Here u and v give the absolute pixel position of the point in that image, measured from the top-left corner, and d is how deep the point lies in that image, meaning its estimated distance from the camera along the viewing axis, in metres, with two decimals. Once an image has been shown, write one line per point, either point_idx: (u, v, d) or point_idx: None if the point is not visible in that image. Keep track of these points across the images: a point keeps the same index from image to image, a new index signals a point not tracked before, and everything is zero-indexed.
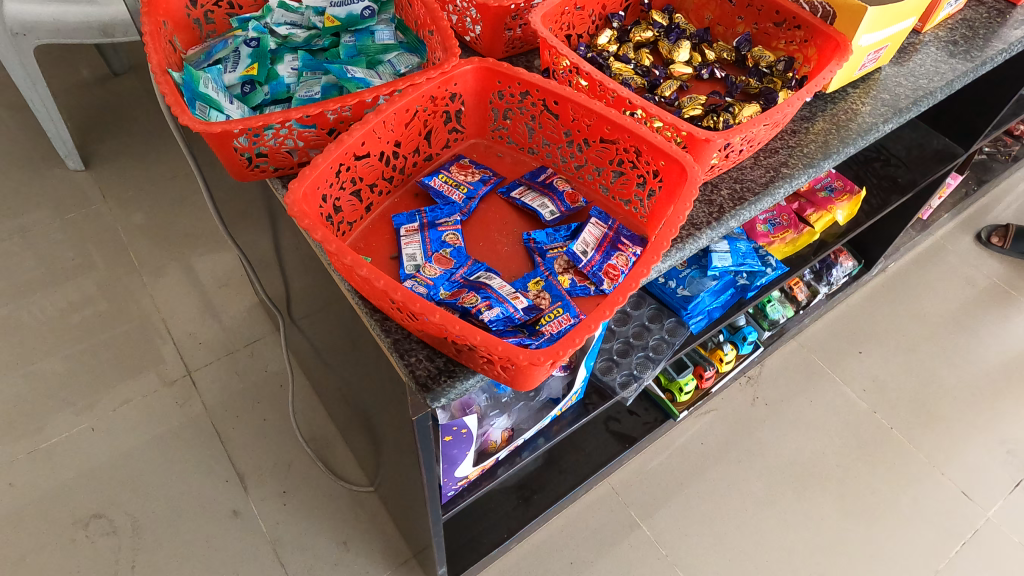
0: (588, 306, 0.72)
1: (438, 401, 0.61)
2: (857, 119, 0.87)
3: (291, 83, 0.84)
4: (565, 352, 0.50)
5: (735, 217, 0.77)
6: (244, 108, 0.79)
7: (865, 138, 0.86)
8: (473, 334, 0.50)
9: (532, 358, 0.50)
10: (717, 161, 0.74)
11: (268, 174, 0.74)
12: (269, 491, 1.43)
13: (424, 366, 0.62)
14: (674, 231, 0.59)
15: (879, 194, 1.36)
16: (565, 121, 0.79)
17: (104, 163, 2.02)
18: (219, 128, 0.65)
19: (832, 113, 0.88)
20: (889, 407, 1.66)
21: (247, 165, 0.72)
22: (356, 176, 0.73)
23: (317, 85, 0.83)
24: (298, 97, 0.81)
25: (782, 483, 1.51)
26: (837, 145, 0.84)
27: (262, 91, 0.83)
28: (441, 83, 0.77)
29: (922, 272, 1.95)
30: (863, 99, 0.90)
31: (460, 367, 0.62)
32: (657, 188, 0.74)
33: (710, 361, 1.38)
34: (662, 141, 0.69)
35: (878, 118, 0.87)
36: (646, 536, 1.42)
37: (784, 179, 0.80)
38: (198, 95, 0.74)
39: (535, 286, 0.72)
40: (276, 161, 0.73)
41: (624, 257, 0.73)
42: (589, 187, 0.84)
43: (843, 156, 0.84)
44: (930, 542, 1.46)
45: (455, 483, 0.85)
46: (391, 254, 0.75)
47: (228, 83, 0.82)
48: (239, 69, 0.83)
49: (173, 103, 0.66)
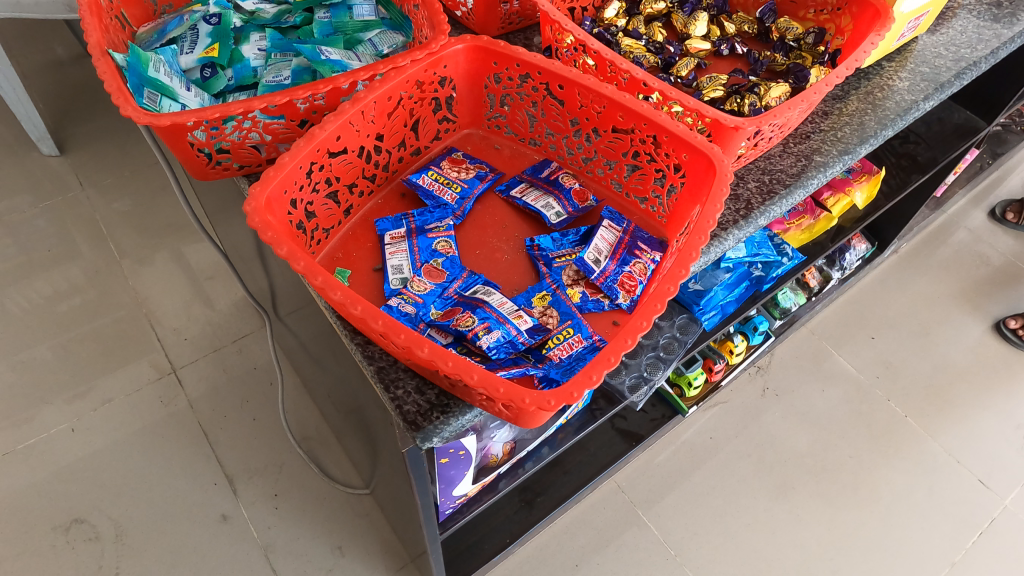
0: (601, 322, 0.66)
1: (429, 441, 0.55)
2: (894, 96, 0.80)
3: (257, 65, 0.76)
4: (580, 394, 0.44)
5: (765, 214, 0.69)
6: (203, 95, 0.71)
7: (905, 118, 0.78)
8: (470, 372, 0.44)
9: (540, 403, 0.44)
10: (745, 151, 0.67)
11: (233, 173, 0.67)
12: (260, 494, 1.37)
13: (413, 400, 0.56)
14: (703, 239, 0.52)
15: (899, 174, 1.28)
16: (572, 108, 0.71)
17: (82, 148, 1.93)
18: (168, 121, 0.57)
19: (866, 91, 0.80)
20: (903, 394, 1.60)
21: (208, 163, 0.64)
22: (331, 176, 0.65)
23: (286, 68, 0.75)
24: (264, 82, 0.73)
25: (793, 476, 1.46)
26: (874, 127, 0.76)
27: (225, 75, 0.75)
28: (430, 65, 0.69)
29: (935, 251, 1.87)
30: (900, 73, 0.83)
31: (455, 402, 0.56)
32: (677, 185, 0.67)
33: (720, 354, 1.31)
34: (684, 131, 0.62)
35: (918, 95, 0.80)
36: (653, 536, 1.36)
37: (817, 167, 0.73)
38: (147, 80, 0.67)
39: (540, 301, 0.65)
40: (240, 158, 0.65)
41: (641, 265, 0.67)
42: (598, 182, 0.77)
43: (882, 139, 0.76)
44: (946, 533, 1.41)
45: (453, 501, 0.79)
46: (374, 265, 0.68)
47: (184, 67, 0.74)
48: (197, 50, 0.75)
49: (115, 91, 0.58)
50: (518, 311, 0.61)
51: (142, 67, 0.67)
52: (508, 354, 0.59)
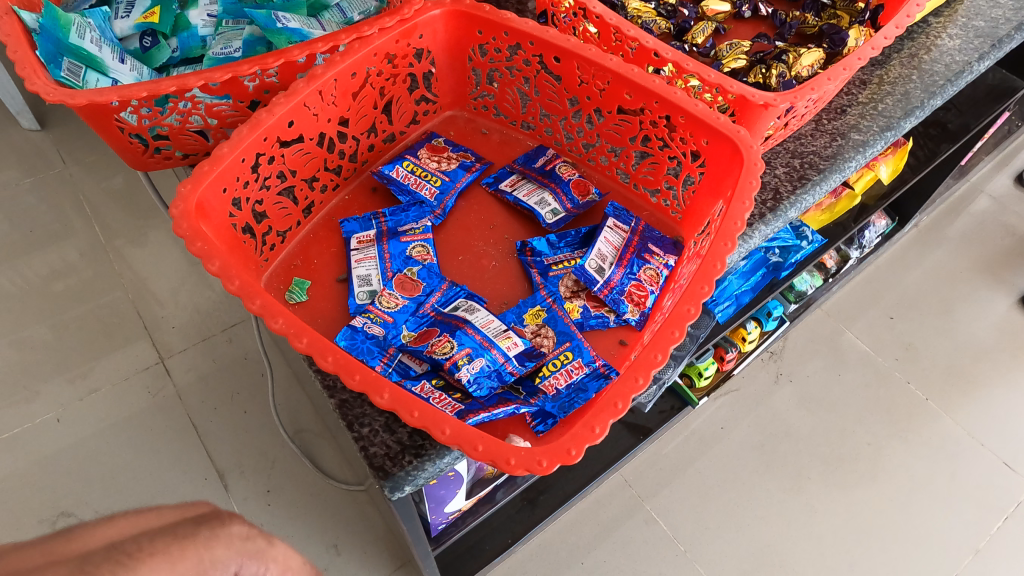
0: (605, 340, 0.60)
1: (399, 490, 0.52)
2: (943, 59, 0.71)
3: (206, 34, 0.71)
4: (578, 452, 0.41)
5: (797, 204, 0.62)
6: (140, 69, 0.66)
7: (956, 83, 0.70)
8: (442, 426, 0.41)
9: (530, 463, 0.41)
10: (773, 132, 0.58)
11: (175, 162, 0.60)
12: (252, 490, 1.32)
13: (381, 442, 0.53)
14: (730, 246, 0.47)
15: (927, 145, 1.20)
16: (570, 85, 0.63)
17: (63, 123, 1.83)
18: (84, 100, 0.50)
19: (910, 52, 0.73)
20: (924, 376, 1.52)
21: (144, 151, 0.58)
22: (283, 169, 0.59)
23: (238, 38, 0.67)
24: (211, 56, 0.66)
25: (809, 466, 1.39)
26: (920, 96, 0.68)
27: (169, 46, 0.70)
28: (402, 34, 0.61)
29: (957, 222, 1.78)
30: (948, 31, 0.75)
31: (430, 444, 0.52)
32: (697, 176, 0.59)
33: (731, 343, 1.23)
34: (704, 112, 0.54)
35: (971, 55, 0.72)
36: (662, 531, 1.31)
37: (856, 145, 0.65)
38: (68, 49, 0.60)
39: (533, 318, 0.59)
40: (182, 145, 0.58)
41: (653, 272, 0.61)
42: (602, 172, 0.69)
43: (930, 109, 0.68)
44: (970, 520, 1.34)
45: (445, 518, 0.74)
46: (338, 275, 0.62)
47: (121, 35, 0.69)
48: (134, 15, 0.69)
49: (21, 61, 0.54)
50: (504, 335, 0.56)
51: (62, 32, 0.60)
52: (494, 383, 0.53)
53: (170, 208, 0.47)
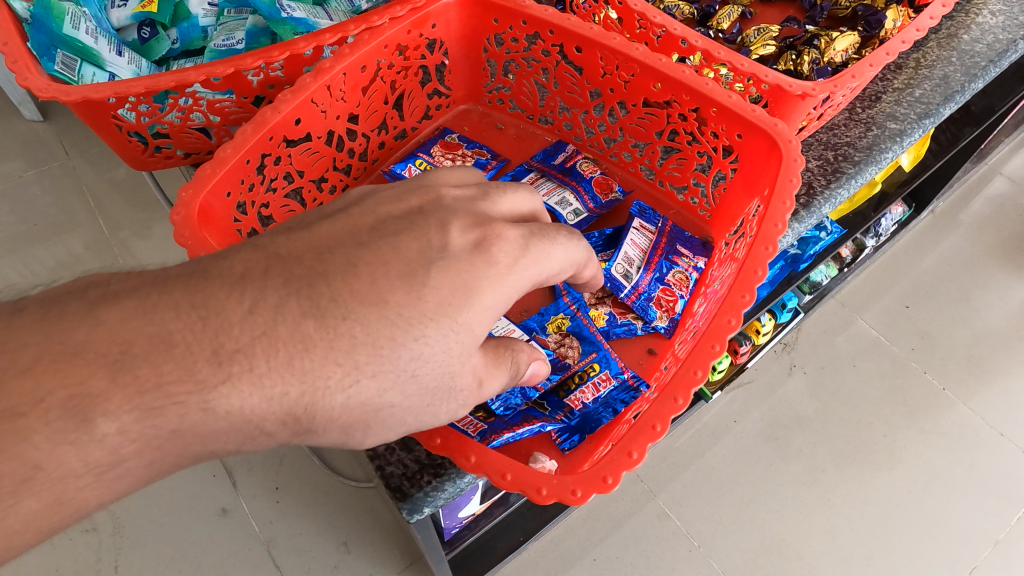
0: (634, 349, 0.59)
1: (418, 512, 0.50)
2: (983, 39, 0.69)
3: (207, 24, 0.68)
4: (615, 480, 0.40)
5: (832, 198, 0.59)
6: (137, 63, 0.64)
7: (998, 65, 0.67)
8: (468, 454, 0.42)
9: (562, 493, 0.40)
10: (807, 124, 0.56)
11: (176, 161, 0.58)
12: (260, 487, 1.28)
13: (397, 462, 0.51)
14: (772, 250, 0.45)
15: (949, 129, 1.18)
16: (592, 76, 0.60)
17: (66, 115, 1.80)
18: (79, 96, 0.47)
19: (948, 33, 0.70)
20: (940, 365, 1.50)
21: (144, 150, 0.56)
22: (293, 169, 0.56)
23: (240, 29, 0.65)
24: (212, 47, 0.64)
25: (824, 458, 1.37)
26: (960, 79, 0.65)
27: (168, 37, 0.67)
28: (415, 24, 0.59)
29: (975, 207, 1.75)
30: (988, 9, 0.71)
31: (449, 463, 0.51)
32: (727, 172, 0.57)
33: (746, 336, 1.21)
34: (737, 104, 0.52)
35: (1013, 34, 0.69)
36: (676, 526, 1.29)
37: (894, 133, 0.62)
38: (62, 40, 0.57)
39: (556, 327, 0.58)
40: (184, 144, 0.56)
41: (683, 276, 0.60)
42: (625, 168, 0.67)
43: (970, 94, 0.65)
44: (989, 511, 1.32)
45: (458, 522, 0.72)
46: None
47: (118, 25, 0.66)
48: (131, 4, 0.66)
49: (12, 53, 0.51)
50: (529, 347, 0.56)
51: (56, 23, 0.57)
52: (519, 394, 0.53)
53: (170, 214, 0.45)
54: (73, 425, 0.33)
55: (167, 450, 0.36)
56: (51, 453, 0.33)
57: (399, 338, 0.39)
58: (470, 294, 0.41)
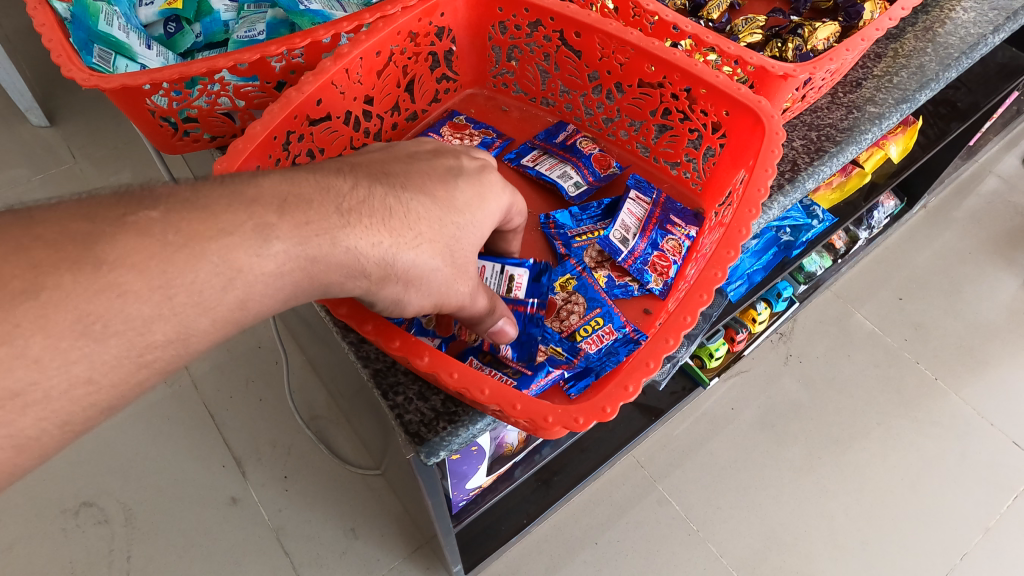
0: (631, 308, 0.63)
1: (434, 454, 0.54)
2: (958, 32, 0.72)
3: (228, 19, 0.71)
4: (612, 410, 0.43)
5: (815, 174, 0.62)
6: (166, 54, 0.66)
7: (971, 56, 0.70)
8: (482, 387, 0.45)
9: (566, 421, 0.43)
10: (790, 104, 0.59)
11: (203, 145, 0.61)
12: (269, 476, 1.30)
13: (415, 409, 0.55)
14: (754, 212, 0.49)
15: (937, 124, 1.20)
16: (590, 60, 0.64)
17: (73, 119, 1.81)
18: (118, 84, 0.51)
19: (924, 26, 0.73)
20: (933, 356, 1.53)
21: (173, 134, 0.59)
22: (313, 145, 0.59)
23: (260, 21, 0.69)
24: (235, 38, 0.67)
25: (820, 445, 1.40)
26: (934, 69, 0.69)
27: (192, 31, 0.70)
28: (424, 12, 0.62)
29: (965, 203, 1.78)
30: (962, 4, 0.75)
31: (463, 410, 0.54)
32: (716, 147, 0.60)
33: (742, 323, 1.24)
34: (725, 82, 0.55)
35: (986, 28, 0.72)
36: (675, 512, 1.32)
37: (872, 117, 0.65)
38: (98, 36, 0.61)
39: (565, 285, 0.62)
40: (210, 127, 0.59)
41: (675, 242, 0.63)
42: (622, 146, 0.70)
43: (944, 82, 0.68)
44: (980, 498, 1.35)
45: (465, 494, 0.75)
46: None
47: (146, 22, 0.69)
48: (158, 1, 0.70)
49: (55, 49, 0.54)
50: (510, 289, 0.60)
51: (92, 20, 0.61)
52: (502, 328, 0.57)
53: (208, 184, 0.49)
54: (255, 243, 0.38)
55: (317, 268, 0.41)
56: (247, 259, 0.38)
57: (444, 219, 0.47)
58: (485, 203, 0.50)
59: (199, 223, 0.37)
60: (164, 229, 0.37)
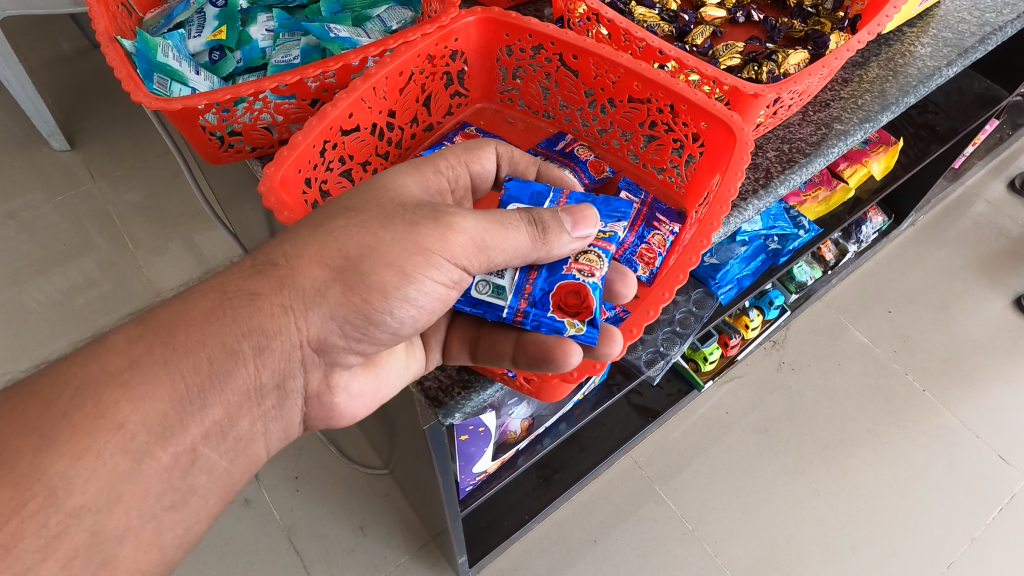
0: None
1: (450, 415, 0.62)
2: (916, 63, 0.79)
3: (266, 46, 0.78)
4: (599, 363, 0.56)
5: (785, 182, 0.69)
6: (212, 79, 0.73)
7: (928, 85, 0.77)
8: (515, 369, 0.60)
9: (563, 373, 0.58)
10: (764, 119, 0.66)
11: (245, 155, 0.68)
12: (281, 478, 1.35)
13: (434, 378, 0.63)
14: (725, 209, 0.56)
15: (917, 145, 1.26)
16: (586, 79, 0.71)
17: (93, 140, 1.88)
18: (179, 105, 0.57)
19: (886, 57, 0.80)
20: (920, 367, 1.58)
21: (220, 146, 0.65)
22: (345, 154, 0.65)
23: (296, 47, 0.76)
24: (274, 63, 0.74)
25: (811, 450, 1.45)
26: (895, 94, 0.76)
27: (233, 58, 0.77)
28: (441, 38, 0.69)
29: (951, 224, 1.84)
30: (922, 39, 0.82)
31: (475, 377, 0.63)
32: (696, 155, 0.67)
33: (735, 329, 1.29)
34: (704, 99, 0.62)
35: (941, 61, 0.79)
36: (671, 511, 1.36)
37: (837, 135, 0.72)
38: (156, 66, 0.68)
39: None
40: (253, 140, 0.66)
41: (660, 236, 0.68)
42: (615, 154, 0.77)
43: (904, 106, 0.75)
44: (965, 506, 1.40)
45: (472, 478, 0.82)
46: None
47: (194, 51, 0.76)
48: (204, 33, 0.77)
49: (124, 78, 0.60)
50: (578, 254, 0.59)
51: (151, 52, 0.68)
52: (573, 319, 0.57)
53: (258, 184, 0.55)
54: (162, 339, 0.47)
55: (159, 328, 0.48)
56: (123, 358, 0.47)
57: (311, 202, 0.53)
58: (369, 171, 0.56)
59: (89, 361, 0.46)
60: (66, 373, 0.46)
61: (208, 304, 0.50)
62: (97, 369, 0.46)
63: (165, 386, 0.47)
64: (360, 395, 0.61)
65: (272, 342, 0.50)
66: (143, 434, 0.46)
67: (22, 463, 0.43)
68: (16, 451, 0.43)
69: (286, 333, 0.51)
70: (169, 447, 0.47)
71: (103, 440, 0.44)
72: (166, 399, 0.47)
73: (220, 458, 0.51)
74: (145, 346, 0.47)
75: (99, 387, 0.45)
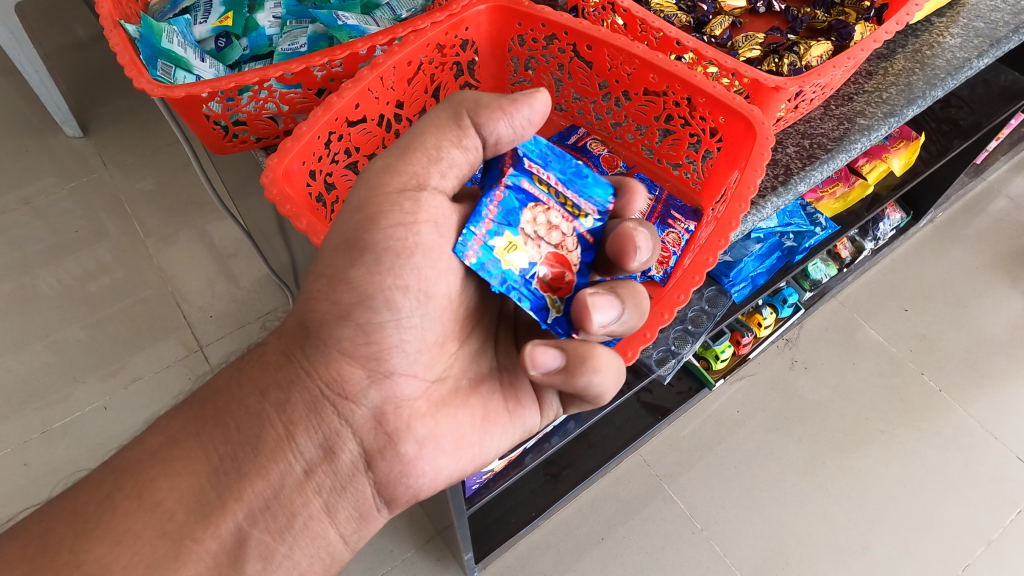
0: None
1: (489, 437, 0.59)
2: (944, 55, 0.76)
3: (272, 33, 0.77)
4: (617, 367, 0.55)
5: (806, 179, 0.67)
6: (217, 66, 0.72)
7: (956, 77, 0.74)
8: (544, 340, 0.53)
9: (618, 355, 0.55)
10: (785, 114, 0.64)
11: (250, 145, 0.67)
12: None
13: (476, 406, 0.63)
14: (744, 207, 0.54)
15: (939, 140, 1.23)
16: (601, 70, 0.69)
17: (106, 127, 1.88)
18: (183, 92, 0.56)
19: (913, 49, 0.77)
20: (937, 366, 1.55)
21: (224, 136, 0.64)
22: (350, 145, 0.64)
23: (303, 35, 0.74)
24: (280, 51, 0.73)
25: (823, 450, 1.43)
26: (922, 87, 0.73)
27: (239, 45, 0.76)
28: (452, 26, 0.67)
29: (972, 220, 1.81)
30: (951, 30, 0.79)
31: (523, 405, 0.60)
32: (714, 151, 0.65)
33: (748, 327, 1.28)
34: (722, 92, 0.60)
35: (971, 52, 0.76)
36: (679, 509, 1.35)
37: (860, 130, 0.70)
38: (161, 52, 0.67)
39: None
40: (257, 130, 0.65)
41: (675, 235, 0.69)
42: (628, 148, 0.75)
43: (931, 99, 0.72)
44: (981, 509, 1.37)
45: (479, 475, 0.81)
46: None
47: (199, 37, 0.75)
48: (210, 19, 0.76)
49: (127, 64, 0.59)
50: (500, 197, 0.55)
51: (155, 38, 0.67)
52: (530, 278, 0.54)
53: (261, 176, 0.55)
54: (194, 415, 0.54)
55: (193, 405, 0.55)
56: (162, 438, 0.53)
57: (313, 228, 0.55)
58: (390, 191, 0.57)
59: (135, 448, 0.53)
60: (109, 464, 0.52)
61: (227, 377, 0.56)
62: (141, 452, 0.52)
63: (200, 459, 0.52)
64: (430, 439, 0.55)
65: (291, 395, 0.53)
66: (180, 512, 0.50)
67: (64, 550, 0.48)
68: (60, 538, 0.48)
69: (302, 381, 0.53)
70: (209, 529, 0.50)
71: (142, 519, 0.49)
72: (199, 474, 0.51)
73: (276, 541, 0.52)
74: (180, 423, 0.54)
75: (141, 467, 0.51)
